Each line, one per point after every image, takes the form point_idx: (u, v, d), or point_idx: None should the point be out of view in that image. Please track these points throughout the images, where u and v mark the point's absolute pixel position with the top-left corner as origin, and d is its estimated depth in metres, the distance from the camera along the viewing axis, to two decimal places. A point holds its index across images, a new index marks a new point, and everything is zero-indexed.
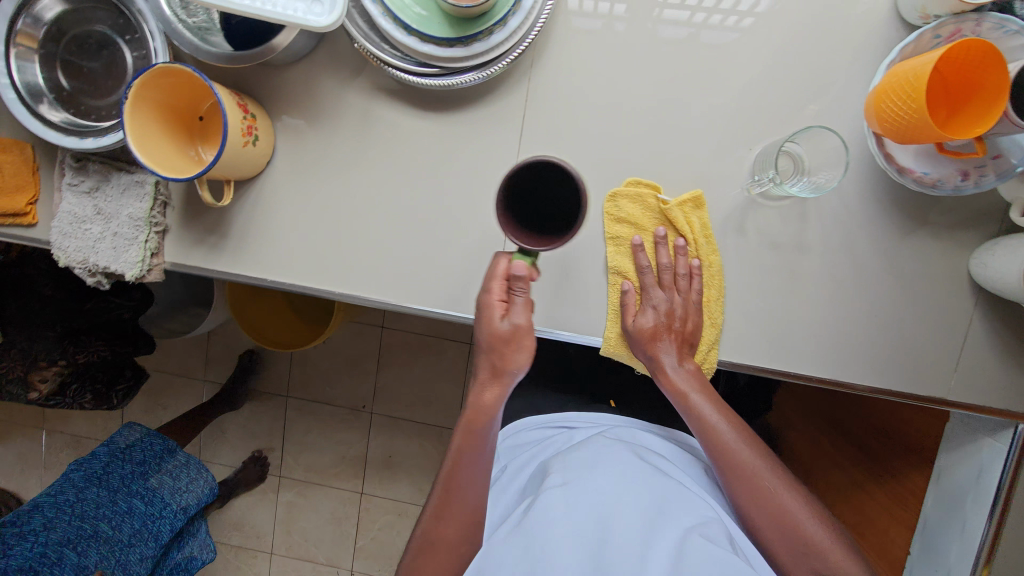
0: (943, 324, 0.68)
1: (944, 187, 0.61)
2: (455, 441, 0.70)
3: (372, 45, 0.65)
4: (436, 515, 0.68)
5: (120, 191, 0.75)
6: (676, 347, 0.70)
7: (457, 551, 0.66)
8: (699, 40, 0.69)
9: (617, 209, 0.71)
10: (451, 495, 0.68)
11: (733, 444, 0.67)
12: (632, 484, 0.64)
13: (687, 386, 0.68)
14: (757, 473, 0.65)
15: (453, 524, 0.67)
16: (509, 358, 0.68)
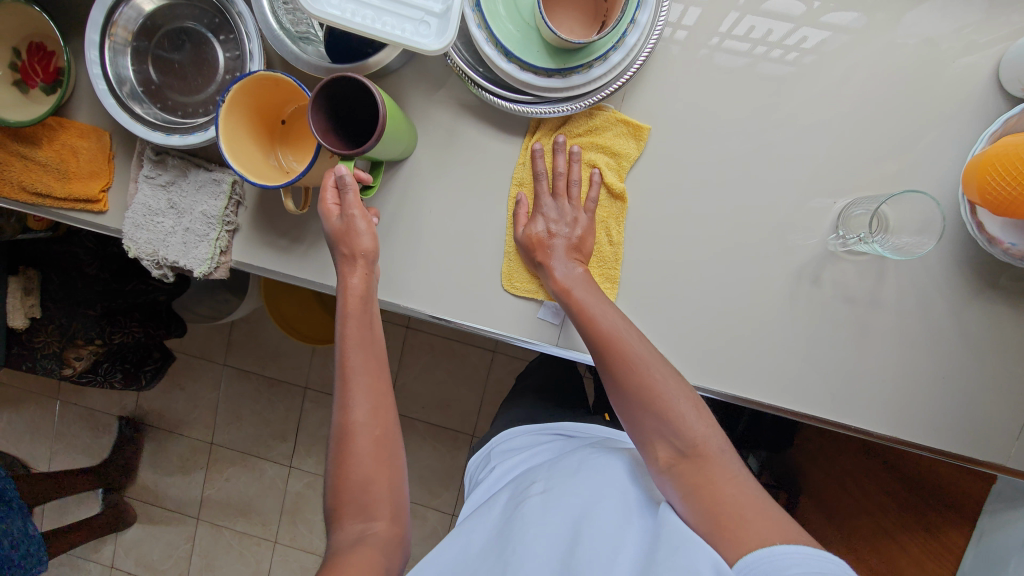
0: (1007, 391, 0.69)
1: None
2: (344, 325, 0.66)
3: (471, 69, 0.66)
4: (347, 401, 0.63)
5: (196, 188, 0.76)
6: (566, 253, 0.70)
7: (381, 443, 0.63)
8: (791, 87, 0.69)
9: (543, 130, 0.72)
10: (369, 384, 0.65)
11: (640, 363, 0.61)
12: (612, 485, 0.60)
13: (573, 285, 0.68)
14: (666, 398, 0.59)
15: (366, 408, 0.64)
16: (355, 244, 0.66)
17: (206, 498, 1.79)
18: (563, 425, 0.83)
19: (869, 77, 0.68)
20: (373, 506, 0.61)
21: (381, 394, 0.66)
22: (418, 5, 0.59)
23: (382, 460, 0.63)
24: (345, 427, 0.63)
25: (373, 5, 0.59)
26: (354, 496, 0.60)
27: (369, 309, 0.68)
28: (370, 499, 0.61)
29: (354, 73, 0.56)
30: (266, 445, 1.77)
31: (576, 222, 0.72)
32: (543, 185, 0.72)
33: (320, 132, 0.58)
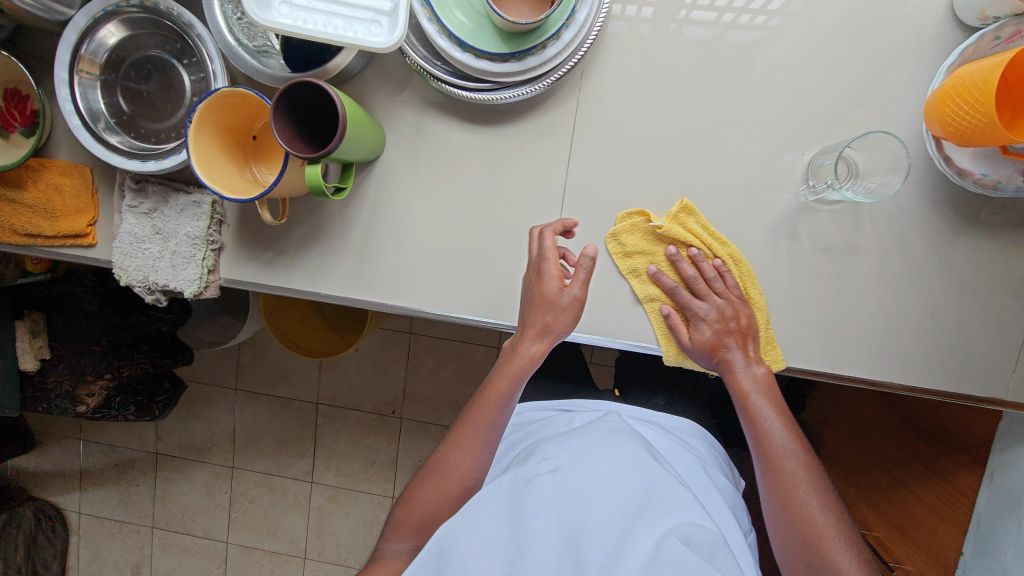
0: (998, 325, 0.68)
1: (1006, 188, 0.61)
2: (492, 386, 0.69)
3: (427, 63, 0.67)
4: (455, 447, 0.66)
5: (178, 211, 0.77)
6: (745, 350, 0.69)
7: (461, 491, 0.64)
8: (748, 46, 0.69)
9: (620, 243, 0.73)
10: (475, 441, 0.66)
11: (783, 450, 0.63)
12: (623, 471, 0.60)
13: (752, 388, 0.68)
14: (794, 478, 0.61)
15: (467, 457, 0.65)
16: (557, 320, 0.69)
17: (234, 522, 1.81)
18: (568, 401, 0.84)
19: (825, 27, 0.68)
20: (428, 532, 0.63)
21: (495, 437, 0.66)
22: (366, 6, 0.60)
23: (453, 503, 0.64)
24: (439, 461, 0.65)
25: (323, 9, 0.60)
26: (421, 527, 0.62)
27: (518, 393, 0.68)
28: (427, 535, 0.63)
29: (303, 78, 0.57)
30: (285, 463, 1.78)
31: (726, 314, 0.69)
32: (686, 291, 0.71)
33: (286, 143, 0.60)
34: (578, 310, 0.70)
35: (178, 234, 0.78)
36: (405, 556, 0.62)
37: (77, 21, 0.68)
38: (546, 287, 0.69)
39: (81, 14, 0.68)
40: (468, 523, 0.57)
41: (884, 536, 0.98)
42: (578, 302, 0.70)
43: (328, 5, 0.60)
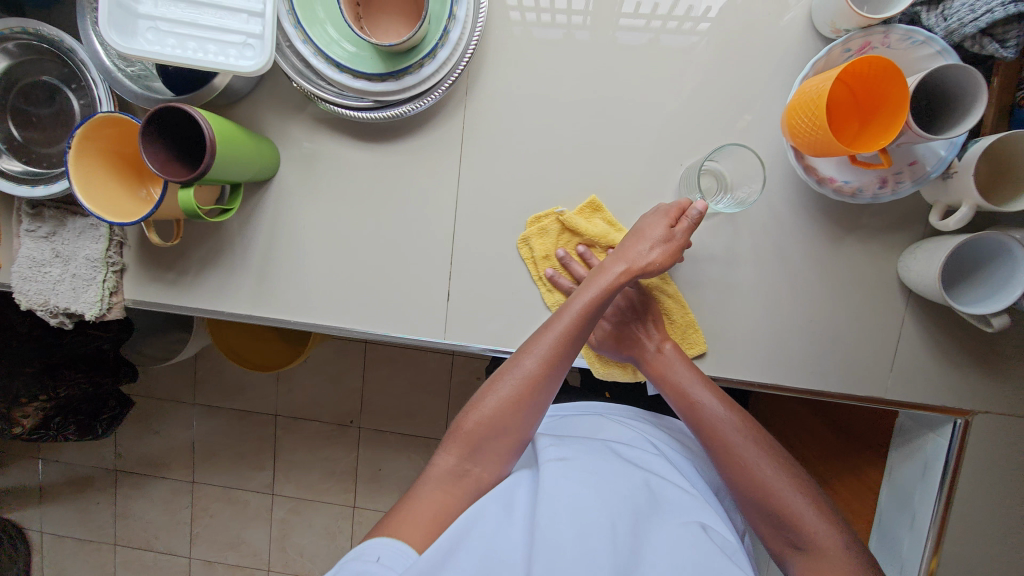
0: (879, 324, 0.70)
1: (864, 195, 0.63)
2: (560, 317, 0.65)
3: (308, 83, 0.67)
4: (507, 378, 0.64)
5: (76, 234, 0.77)
6: (642, 327, 0.71)
7: (513, 409, 0.63)
8: (628, 60, 0.71)
9: (530, 248, 0.74)
10: (532, 370, 0.63)
11: (719, 423, 0.63)
12: (613, 475, 0.59)
13: (664, 368, 0.68)
14: (739, 449, 0.61)
15: (512, 386, 0.63)
16: (637, 251, 0.66)
17: (195, 537, 1.80)
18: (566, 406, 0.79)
19: (700, 40, 0.70)
20: (478, 452, 0.62)
21: (547, 384, 0.64)
22: (233, 30, 0.61)
23: (508, 429, 0.62)
24: (484, 389, 0.65)
25: (189, 35, 0.61)
26: (473, 441, 0.62)
27: (592, 319, 0.65)
28: (484, 450, 0.62)
29: (162, 105, 0.58)
30: (244, 476, 1.77)
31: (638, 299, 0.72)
32: None
33: (161, 169, 0.60)
34: (676, 252, 0.66)
35: (77, 257, 0.78)
36: (434, 501, 0.59)
37: None
38: (652, 234, 0.66)
39: None
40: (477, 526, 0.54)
41: None
42: (665, 258, 0.66)
43: (195, 30, 0.61)
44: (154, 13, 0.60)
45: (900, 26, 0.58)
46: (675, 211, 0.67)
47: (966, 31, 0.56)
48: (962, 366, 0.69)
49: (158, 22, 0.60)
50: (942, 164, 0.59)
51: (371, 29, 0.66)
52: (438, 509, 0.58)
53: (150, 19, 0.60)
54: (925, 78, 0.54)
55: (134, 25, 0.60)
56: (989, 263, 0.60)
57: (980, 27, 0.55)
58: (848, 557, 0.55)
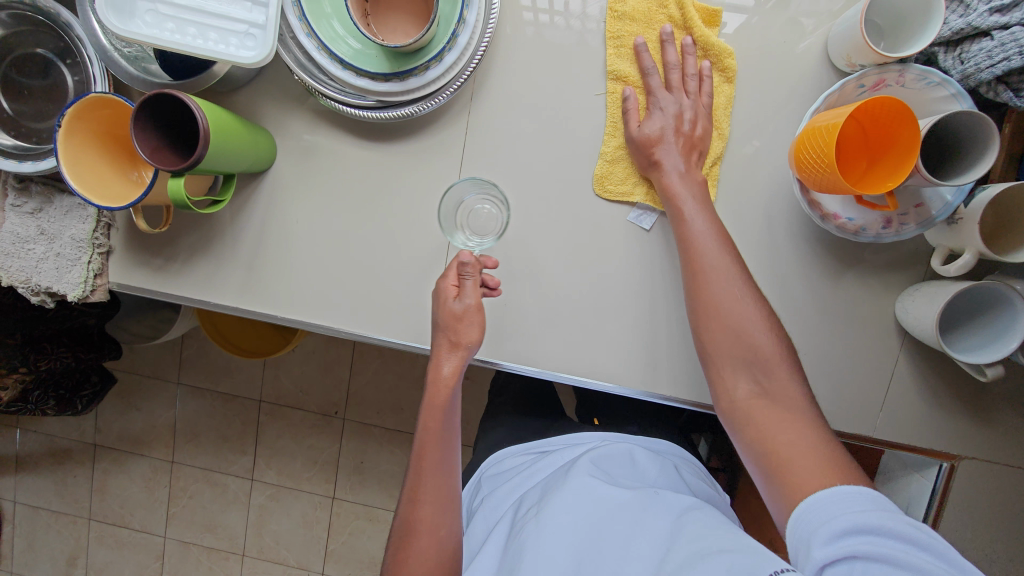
0: (871, 363, 0.69)
1: (867, 234, 0.62)
2: (427, 419, 0.67)
3: (309, 77, 0.66)
4: (413, 500, 0.65)
5: (63, 213, 0.76)
6: (681, 158, 0.67)
7: (439, 529, 0.64)
8: (638, 75, 0.69)
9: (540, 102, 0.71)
10: (429, 482, 0.66)
11: (743, 322, 0.61)
12: (596, 493, 0.59)
13: (683, 189, 0.66)
14: (723, 289, 0.62)
15: (426, 506, 0.65)
16: (462, 335, 0.67)
17: (172, 516, 1.78)
18: (549, 438, 0.78)
19: (714, 61, 0.68)
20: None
21: (441, 485, 0.66)
22: (235, 18, 0.59)
23: (442, 540, 0.64)
24: (405, 522, 0.65)
25: (189, 20, 0.59)
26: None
27: (451, 395, 0.68)
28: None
29: (153, 90, 0.56)
30: (225, 460, 1.75)
31: (688, 112, 0.67)
32: (655, 77, 0.68)
33: (150, 156, 0.58)
34: (480, 318, 0.67)
35: (63, 236, 0.76)
36: None
37: None
38: (465, 332, 0.67)
39: None
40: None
41: None
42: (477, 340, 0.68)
43: (195, 15, 0.59)
44: None
45: (915, 66, 0.57)
46: (458, 268, 0.67)
47: (981, 76, 0.56)
48: (952, 411, 0.68)
49: (157, 4, 0.58)
50: (947, 209, 0.59)
51: (378, 26, 0.64)
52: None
53: (149, 0, 0.58)
54: (939, 120, 0.52)
55: (131, 6, 0.58)
56: (987, 311, 0.59)
57: (996, 73, 0.55)
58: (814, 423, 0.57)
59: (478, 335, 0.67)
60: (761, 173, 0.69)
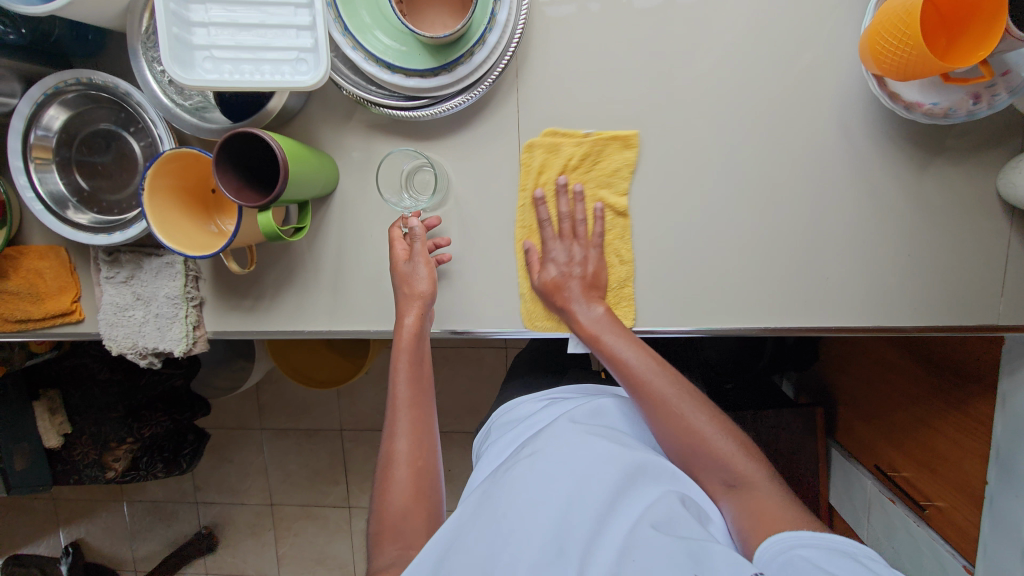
0: (982, 250, 0.66)
1: (957, 114, 0.59)
2: (397, 359, 0.67)
3: (360, 89, 0.67)
4: (393, 436, 0.63)
5: (154, 275, 0.79)
6: (583, 293, 0.70)
7: (417, 468, 0.62)
8: (679, 11, 0.67)
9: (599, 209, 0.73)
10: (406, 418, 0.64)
11: (643, 373, 0.62)
12: (594, 444, 0.54)
13: (597, 329, 0.67)
14: (669, 401, 0.59)
15: (405, 440, 0.63)
16: (416, 287, 0.70)
17: (282, 555, 1.85)
18: (562, 390, 0.75)
19: None
20: (405, 534, 0.58)
21: (421, 415, 0.65)
22: (286, 47, 0.61)
23: (422, 483, 0.61)
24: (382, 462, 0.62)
25: (245, 59, 0.61)
26: (394, 523, 0.58)
27: (422, 347, 0.68)
28: (408, 531, 0.58)
29: (233, 131, 0.58)
30: (320, 492, 1.81)
31: (585, 261, 0.72)
32: (578, 228, 0.72)
33: (236, 196, 0.61)
34: (433, 271, 0.71)
35: (157, 296, 0.80)
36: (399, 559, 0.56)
37: (20, 109, 0.70)
38: (413, 276, 0.71)
39: (24, 101, 0.70)
40: (460, 532, 0.49)
41: (914, 475, 0.96)
42: (431, 288, 0.71)
43: (249, 53, 0.61)
44: (208, 43, 0.60)
45: None
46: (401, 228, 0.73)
47: None
48: None
49: (213, 50, 0.60)
50: None
51: (417, 24, 0.65)
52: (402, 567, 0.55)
53: (205, 48, 0.60)
54: None
55: (191, 57, 0.60)
56: None
57: None
58: (781, 497, 0.54)
59: (427, 282, 0.70)
60: (826, 81, 0.67)
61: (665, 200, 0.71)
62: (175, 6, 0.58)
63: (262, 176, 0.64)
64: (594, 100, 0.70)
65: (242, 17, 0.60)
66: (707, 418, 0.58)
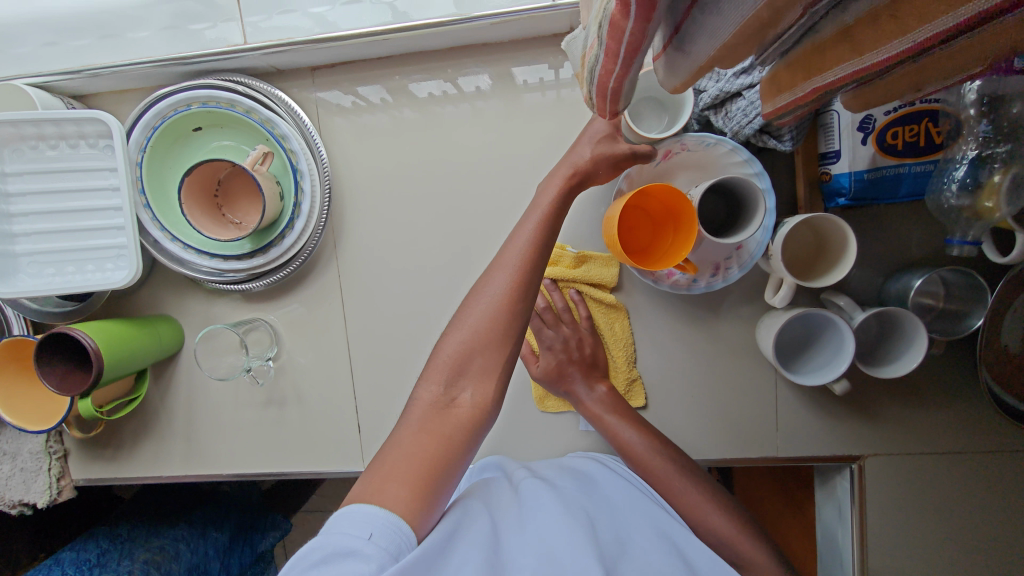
0: (750, 390, 0.73)
1: (698, 285, 0.67)
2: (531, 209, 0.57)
3: (187, 269, 0.73)
4: (498, 267, 0.54)
5: (14, 433, 0.83)
6: (584, 377, 0.72)
7: (508, 295, 0.53)
8: (474, 187, 0.77)
9: None
10: (510, 283, 0.53)
11: (645, 453, 0.65)
12: (594, 495, 0.59)
13: (602, 408, 0.69)
14: (665, 475, 0.63)
15: (510, 271, 0.54)
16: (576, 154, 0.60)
17: None
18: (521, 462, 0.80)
19: (534, 160, 0.75)
20: (465, 376, 0.52)
21: (535, 271, 0.53)
22: (103, 247, 0.68)
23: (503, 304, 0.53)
24: (474, 286, 0.55)
25: (67, 260, 0.68)
26: (456, 363, 0.52)
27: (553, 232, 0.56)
28: (472, 369, 0.52)
29: (50, 332, 0.65)
30: None
31: (571, 345, 0.72)
32: (538, 321, 0.73)
33: (59, 385, 0.66)
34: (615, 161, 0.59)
35: (18, 452, 0.83)
36: (431, 408, 0.52)
37: None
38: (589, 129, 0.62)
39: None
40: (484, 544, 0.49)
41: None
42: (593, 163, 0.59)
43: (71, 254, 0.68)
44: (30, 249, 0.67)
45: (691, 134, 0.63)
46: None
47: (745, 131, 0.60)
48: (841, 415, 0.71)
49: (35, 255, 0.67)
50: (760, 248, 0.62)
51: (233, 211, 0.73)
52: (422, 448, 0.49)
53: (27, 254, 0.67)
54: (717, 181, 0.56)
55: (12, 265, 0.66)
56: (823, 330, 0.62)
57: (755, 128, 0.59)
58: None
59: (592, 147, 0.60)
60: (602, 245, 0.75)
61: None
62: None
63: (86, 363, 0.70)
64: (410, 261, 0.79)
65: (62, 224, 0.67)
66: (717, 510, 0.60)
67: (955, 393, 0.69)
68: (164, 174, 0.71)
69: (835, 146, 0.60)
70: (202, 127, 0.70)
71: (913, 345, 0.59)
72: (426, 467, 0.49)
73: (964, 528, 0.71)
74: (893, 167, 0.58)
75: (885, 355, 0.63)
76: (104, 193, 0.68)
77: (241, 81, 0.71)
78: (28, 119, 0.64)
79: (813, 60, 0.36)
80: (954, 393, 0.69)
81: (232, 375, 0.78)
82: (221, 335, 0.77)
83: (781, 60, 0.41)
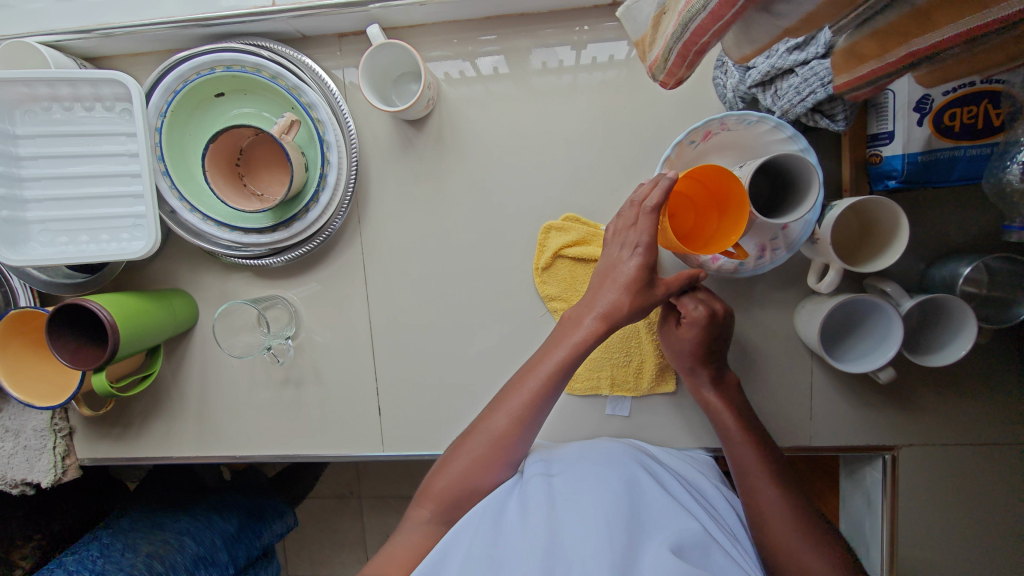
0: (784, 377, 0.72)
1: (745, 269, 0.65)
2: (551, 348, 0.60)
3: (204, 242, 0.71)
4: (497, 409, 0.60)
5: (18, 411, 0.79)
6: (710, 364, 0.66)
7: (498, 449, 0.58)
8: (503, 162, 0.74)
9: (549, 248, 0.74)
10: (506, 423, 0.58)
11: (752, 463, 0.61)
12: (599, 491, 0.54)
13: (724, 401, 0.65)
14: (762, 494, 0.58)
15: (506, 419, 0.59)
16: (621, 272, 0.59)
17: None
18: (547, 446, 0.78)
19: (567, 135, 0.73)
20: (458, 508, 0.58)
21: (535, 416, 0.58)
22: (120, 215, 0.64)
23: (488, 467, 0.58)
24: (476, 425, 0.60)
25: (81, 228, 0.64)
26: (449, 498, 0.58)
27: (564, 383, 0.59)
28: (466, 502, 0.58)
29: (57, 305, 0.61)
30: None
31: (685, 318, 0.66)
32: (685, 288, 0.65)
33: (71, 360, 0.63)
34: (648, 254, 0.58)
35: (22, 430, 0.80)
36: (427, 528, 0.57)
37: None
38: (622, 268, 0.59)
39: None
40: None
41: None
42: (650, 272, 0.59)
43: (86, 223, 0.64)
44: (41, 217, 0.64)
45: (733, 112, 0.60)
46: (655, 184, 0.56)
47: (797, 110, 0.57)
48: (875, 403, 0.70)
49: (47, 222, 0.64)
50: (808, 229, 0.60)
51: (254, 182, 0.70)
52: (420, 545, 0.56)
53: (38, 222, 0.63)
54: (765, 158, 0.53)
55: (23, 233, 0.63)
56: (870, 317, 0.61)
57: (807, 106, 0.56)
58: None
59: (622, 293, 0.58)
60: None
61: (500, 331, 0.76)
62: (4, 190, 0.61)
63: (101, 337, 0.67)
64: (435, 237, 0.76)
65: (74, 190, 0.64)
66: (810, 548, 0.53)
67: (991, 380, 0.69)
68: (182, 141, 0.68)
69: (889, 127, 0.58)
70: (224, 93, 0.68)
71: (961, 333, 0.58)
72: (419, 565, 0.55)
73: (996, 519, 0.70)
74: (949, 149, 0.57)
75: (928, 343, 0.62)
76: (121, 158, 0.64)
77: (263, 45, 0.68)
78: (42, 78, 0.61)
79: (910, 25, 0.36)
80: (989, 381, 0.69)
81: (252, 352, 0.74)
82: (240, 312, 0.74)
83: (864, 28, 0.41)
